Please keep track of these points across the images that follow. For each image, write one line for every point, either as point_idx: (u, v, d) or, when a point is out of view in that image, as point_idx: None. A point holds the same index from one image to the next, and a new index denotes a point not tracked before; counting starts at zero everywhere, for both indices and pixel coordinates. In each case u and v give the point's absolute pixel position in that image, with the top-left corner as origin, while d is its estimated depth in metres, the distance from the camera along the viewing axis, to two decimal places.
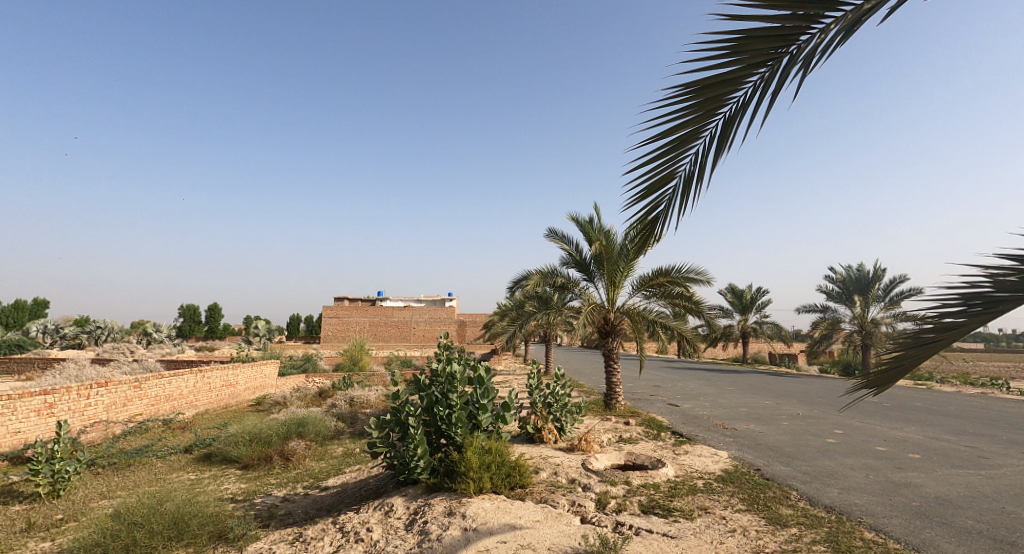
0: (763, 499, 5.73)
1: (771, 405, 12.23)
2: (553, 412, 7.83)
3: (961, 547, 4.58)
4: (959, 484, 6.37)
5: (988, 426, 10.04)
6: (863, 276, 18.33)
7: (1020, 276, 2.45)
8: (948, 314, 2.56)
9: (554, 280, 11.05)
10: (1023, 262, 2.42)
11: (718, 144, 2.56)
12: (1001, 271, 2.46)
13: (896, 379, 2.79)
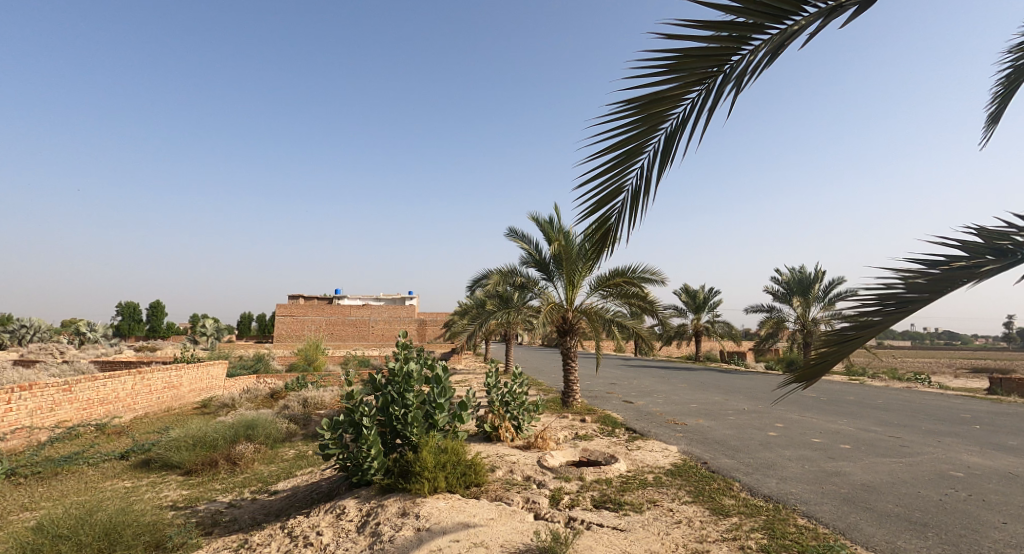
0: (708, 491, 5.99)
1: (720, 401, 12.72)
2: (511, 410, 7.87)
3: (881, 529, 4.95)
4: (884, 471, 6.84)
5: (913, 417, 10.79)
6: (806, 277, 19.35)
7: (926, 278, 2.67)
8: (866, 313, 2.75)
9: (514, 280, 11.14)
10: (928, 265, 2.64)
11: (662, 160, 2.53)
12: (910, 274, 2.67)
13: (823, 373, 2.95)
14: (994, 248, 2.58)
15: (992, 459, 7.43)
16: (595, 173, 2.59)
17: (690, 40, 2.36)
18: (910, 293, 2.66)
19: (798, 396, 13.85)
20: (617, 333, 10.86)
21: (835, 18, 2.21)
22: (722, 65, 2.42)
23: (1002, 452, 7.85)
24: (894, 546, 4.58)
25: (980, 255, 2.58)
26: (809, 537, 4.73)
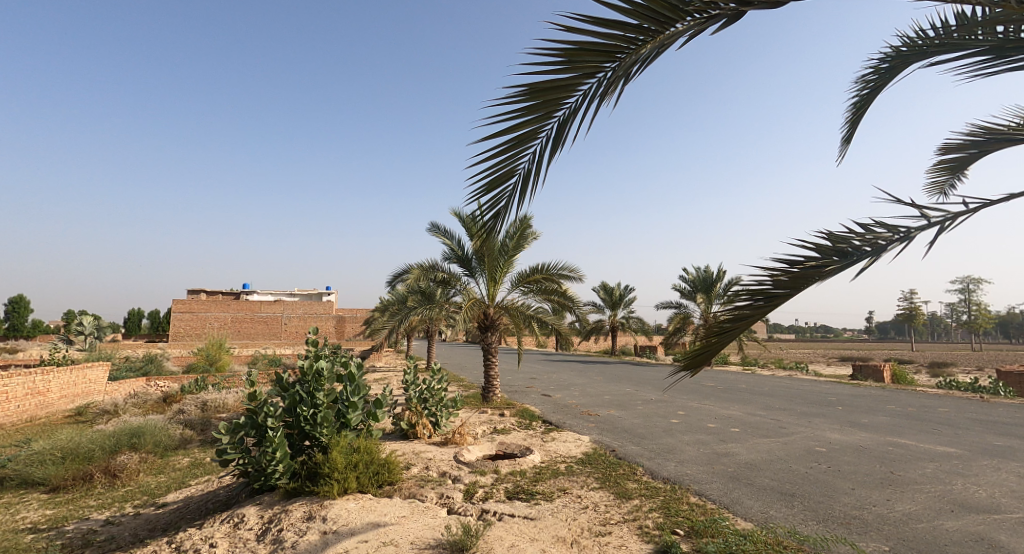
0: (615, 476, 6.30)
1: (631, 392, 13.37)
2: (429, 407, 7.74)
3: (758, 501, 5.49)
4: (767, 450, 7.56)
5: (795, 402, 11.98)
6: (709, 277, 20.81)
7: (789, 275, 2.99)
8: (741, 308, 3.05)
9: (435, 276, 10.93)
10: (791, 264, 2.96)
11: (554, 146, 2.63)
12: (777, 272, 2.97)
13: (706, 361, 3.22)
14: (840, 250, 2.96)
15: (854, 436, 8.44)
16: (490, 155, 2.62)
17: (584, 34, 2.40)
18: (774, 289, 3.00)
19: (700, 385, 14.88)
20: (538, 328, 11.04)
21: (708, 27, 2.41)
22: (614, 62, 2.48)
23: (862, 429, 8.94)
24: (769, 515, 5.10)
25: (830, 256, 2.95)
26: (699, 513, 5.14)
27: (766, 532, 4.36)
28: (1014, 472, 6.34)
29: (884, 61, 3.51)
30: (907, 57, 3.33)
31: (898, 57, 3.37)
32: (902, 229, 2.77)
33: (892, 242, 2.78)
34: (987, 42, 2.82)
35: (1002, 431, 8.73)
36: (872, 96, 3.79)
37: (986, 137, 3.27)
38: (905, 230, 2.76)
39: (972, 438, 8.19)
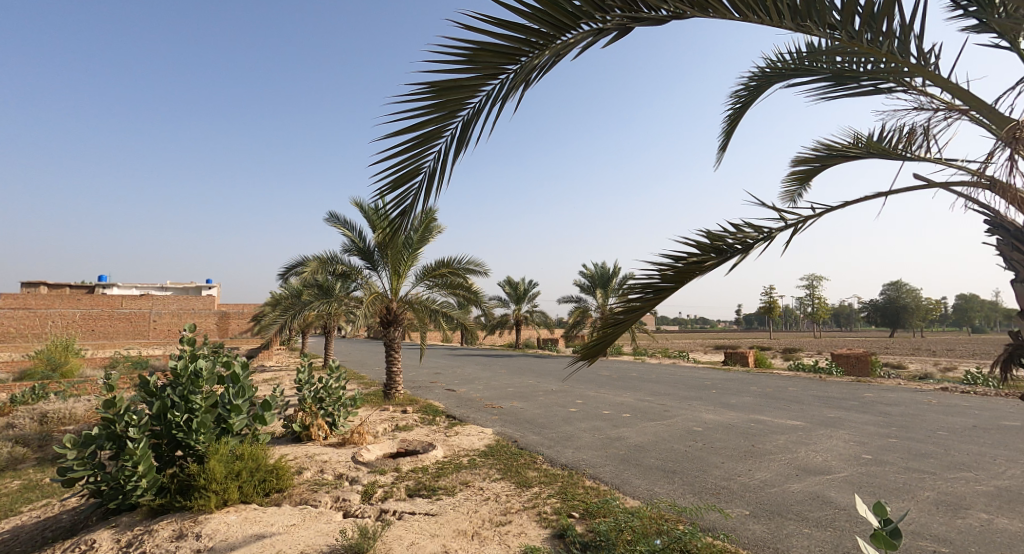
0: (516, 466, 6.45)
1: (533, 384, 13.73)
2: (326, 406, 7.34)
3: (644, 480, 5.92)
4: (653, 433, 8.16)
5: (679, 387, 13.03)
6: (606, 272, 21.91)
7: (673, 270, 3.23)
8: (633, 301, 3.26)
9: (334, 268, 10.35)
10: (675, 260, 3.20)
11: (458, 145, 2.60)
12: (663, 268, 3.21)
13: (601, 352, 3.40)
14: (717, 247, 3.23)
15: (725, 415, 9.38)
16: (392, 153, 2.54)
17: (485, 35, 2.40)
18: (661, 283, 3.25)
19: (596, 375, 15.64)
20: (443, 323, 10.94)
21: (601, 38, 2.53)
22: (516, 64, 2.50)
23: (732, 409, 9.95)
24: (654, 492, 5.51)
25: (709, 253, 3.22)
26: (592, 495, 5.42)
27: (651, 507, 4.70)
28: (846, 439, 7.43)
29: (750, 81, 3.92)
30: (768, 77, 3.74)
31: (761, 77, 3.77)
32: (765, 229, 3.12)
33: (757, 241, 3.13)
34: (832, 70, 3.25)
35: (839, 405, 10.18)
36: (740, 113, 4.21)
37: (827, 153, 3.75)
38: (768, 231, 3.10)
39: (814, 412, 9.47)
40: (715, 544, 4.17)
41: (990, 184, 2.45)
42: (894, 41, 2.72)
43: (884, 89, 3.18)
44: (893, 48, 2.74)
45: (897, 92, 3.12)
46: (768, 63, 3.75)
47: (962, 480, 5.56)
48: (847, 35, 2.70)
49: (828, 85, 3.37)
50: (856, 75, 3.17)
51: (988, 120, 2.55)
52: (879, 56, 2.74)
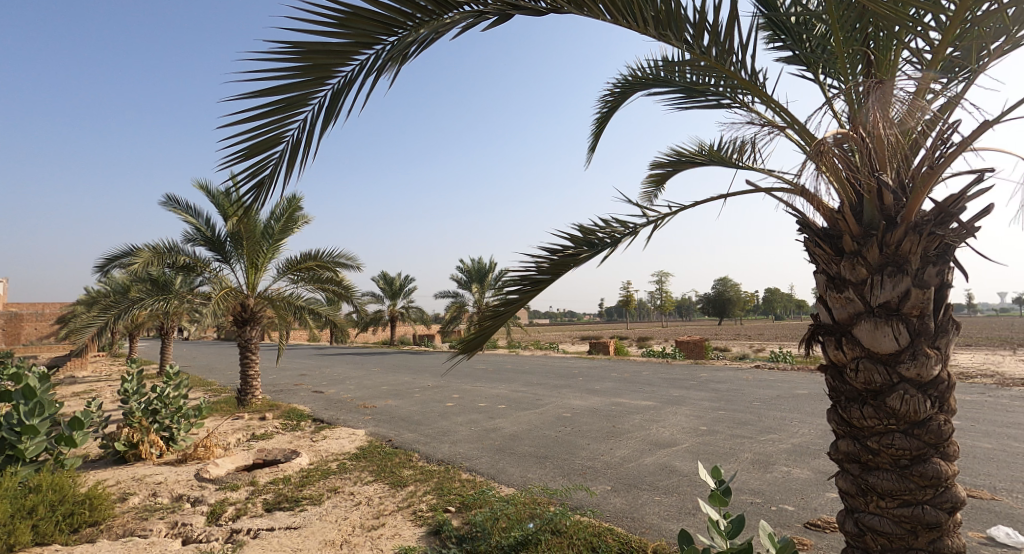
0: (390, 466, 6.18)
1: (408, 381, 13.38)
2: (160, 420, 6.40)
3: (519, 467, 6.03)
4: (526, 421, 8.38)
5: (549, 377, 13.60)
6: (482, 268, 22.13)
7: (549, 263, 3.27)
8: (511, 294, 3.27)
9: (174, 259, 9.02)
10: (551, 253, 3.24)
11: (327, 118, 2.30)
12: (540, 260, 3.23)
13: (480, 345, 3.36)
14: (589, 241, 3.33)
15: (590, 400, 9.96)
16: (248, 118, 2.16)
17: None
18: (538, 276, 3.28)
19: (472, 368, 15.72)
20: (309, 321, 10.16)
21: (480, 22, 2.42)
22: (392, 36, 2.27)
23: (596, 394, 10.61)
24: (527, 478, 5.62)
25: (581, 247, 3.31)
26: (468, 487, 5.39)
27: (524, 493, 4.78)
28: (687, 414, 8.32)
29: (613, 89, 4.11)
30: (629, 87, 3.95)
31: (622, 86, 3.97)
32: (631, 224, 3.30)
33: (624, 236, 3.30)
34: (684, 84, 3.52)
35: (684, 385, 11.37)
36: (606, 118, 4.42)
37: (677, 159, 4.07)
38: (633, 226, 3.28)
39: (663, 392, 10.48)
40: (582, 521, 4.35)
41: (801, 191, 2.75)
42: (735, 60, 3.00)
43: (725, 104, 3.51)
44: (733, 67, 3.02)
45: (736, 107, 3.46)
46: (628, 74, 3.95)
47: (774, 441, 6.51)
48: (699, 50, 2.91)
49: (680, 97, 3.63)
50: (705, 89, 3.47)
51: (801, 137, 2.91)
52: (724, 72, 3.01)
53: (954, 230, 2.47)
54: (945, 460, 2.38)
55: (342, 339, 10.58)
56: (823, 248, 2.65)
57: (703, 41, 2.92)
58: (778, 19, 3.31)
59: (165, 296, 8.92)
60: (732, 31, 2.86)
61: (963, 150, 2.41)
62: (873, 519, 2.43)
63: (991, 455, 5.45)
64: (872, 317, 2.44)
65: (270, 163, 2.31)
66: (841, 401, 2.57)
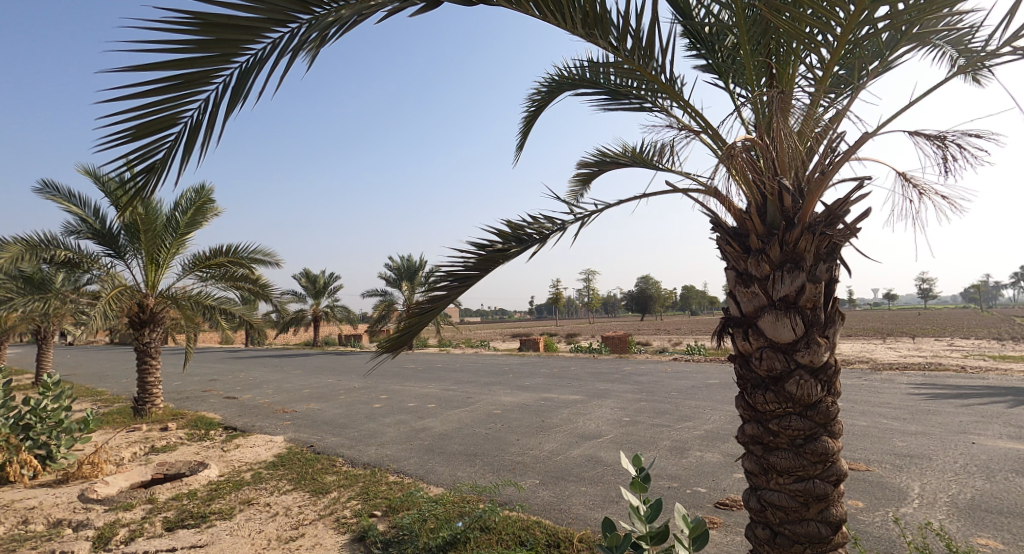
0: (311, 473, 5.84)
1: (332, 382, 12.83)
2: (37, 436, 5.66)
3: (448, 466, 5.91)
4: (456, 420, 8.27)
5: (480, 374, 13.55)
6: (412, 265, 21.65)
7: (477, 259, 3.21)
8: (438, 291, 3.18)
9: (52, 254, 8.06)
10: (479, 249, 3.17)
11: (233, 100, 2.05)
12: (468, 256, 3.16)
13: (406, 343, 3.25)
14: (518, 236, 3.29)
15: (520, 396, 10.02)
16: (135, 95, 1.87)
17: None
18: (467, 272, 3.21)
19: (401, 368, 15.35)
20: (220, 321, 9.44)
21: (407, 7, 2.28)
22: (310, 14, 2.05)
23: (526, 390, 10.69)
24: (456, 477, 5.53)
25: (510, 242, 3.26)
26: (396, 490, 5.20)
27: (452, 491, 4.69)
28: (612, 406, 8.57)
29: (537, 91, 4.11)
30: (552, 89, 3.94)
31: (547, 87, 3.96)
32: (558, 221, 3.31)
33: (552, 232, 3.30)
34: (608, 86, 3.57)
35: (609, 378, 11.72)
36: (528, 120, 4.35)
37: (602, 160, 4.14)
38: (561, 222, 3.30)
39: (590, 386, 10.74)
40: (511, 516, 4.33)
41: (715, 192, 2.86)
42: (655, 64, 3.07)
43: (646, 107, 3.58)
44: (654, 71, 3.10)
45: (656, 111, 3.55)
46: (551, 75, 3.95)
47: (690, 428, 6.84)
48: (622, 52, 2.96)
49: (605, 99, 3.68)
50: (627, 92, 3.53)
51: (715, 143, 3.04)
52: (646, 75, 3.07)
53: (843, 230, 2.64)
54: (833, 438, 2.56)
55: (259, 340, 9.95)
56: (733, 246, 2.78)
57: (625, 44, 2.97)
58: (692, 29, 3.45)
59: (43, 295, 7.95)
60: (652, 36, 2.93)
61: (852, 157, 2.59)
62: (773, 495, 2.57)
63: (871, 432, 6.04)
64: (774, 309, 2.59)
65: (165, 145, 2.05)
66: (747, 387, 2.71)
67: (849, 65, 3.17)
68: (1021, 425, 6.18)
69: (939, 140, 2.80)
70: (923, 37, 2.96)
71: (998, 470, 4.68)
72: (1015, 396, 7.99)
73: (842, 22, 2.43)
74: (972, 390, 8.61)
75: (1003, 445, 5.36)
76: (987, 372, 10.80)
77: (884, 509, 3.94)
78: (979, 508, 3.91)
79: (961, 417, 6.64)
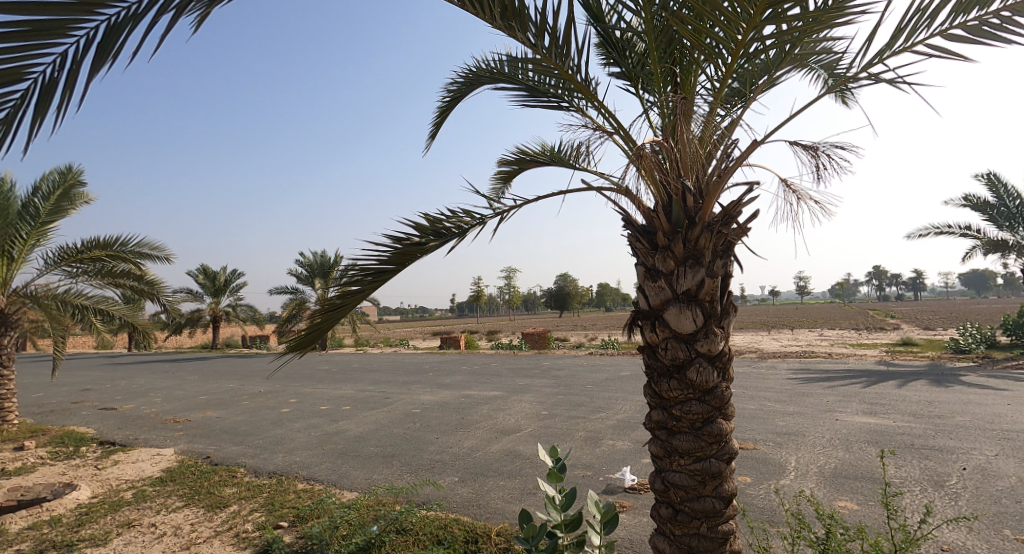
0: (207, 486, 5.27)
1: (234, 387, 11.86)
2: None
3: (364, 469, 5.62)
4: (372, 421, 7.92)
5: (398, 374, 13.15)
6: (326, 262, 20.59)
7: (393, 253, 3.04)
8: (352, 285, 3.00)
9: None
10: (395, 241, 3.01)
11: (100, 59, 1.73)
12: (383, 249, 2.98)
13: (315, 342, 3.01)
14: (437, 230, 3.14)
15: (439, 394, 9.83)
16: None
17: None
18: (382, 266, 3.02)
19: (312, 369, 14.54)
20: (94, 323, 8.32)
21: None
22: None
23: (446, 388, 10.52)
24: (372, 480, 5.27)
25: (428, 236, 3.11)
26: (305, 498, 4.84)
27: (367, 495, 4.44)
28: (531, 401, 8.64)
29: (455, 82, 3.94)
30: (470, 82, 3.80)
31: (464, 80, 3.80)
32: (478, 214, 3.24)
33: (472, 226, 3.22)
34: (527, 83, 3.52)
35: (529, 374, 11.83)
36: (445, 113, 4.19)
37: (521, 156, 4.08)
38: (481, 216, 3.23)
39: (509, 382, 10.78)
40: (429, 515, 4.18)
41: (626, 191, 2.91)
42: (571, 64, 3.06)
43: (563, 107, 3.53)
44: (570, 70, 3.09)
45: (573, 111, 3.51)
46: (468, 67, 3.79)
47: (603, 418, 7.05)
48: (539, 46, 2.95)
49: (523, 95, 3.61)
50: (545, 90, 3.49)
51: (627, 144, 3.11)
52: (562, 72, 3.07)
53: (738, 228, 2.78)
54: (727, 419, 2.69)
55: (144, 343, 8.88)
56: (642, 243, 2.83)
57: (542, 40, 2.94)
58: (602, 35, 3.44)
59: None
60: (568, 35, 2.92)
61: (743, 162, 2.73)
62: (675, 475, 2.66)
63: (757, 414, 6.56)
64: (677, 302, 2.68)
65: (7, 102, 1.70)
66: (653, 376, 2.79)
67: (742, 79, 3.33)
68: (875, 402, 7.01)
69: (812, 150, 3.04)
70: (801, 57, 3.20)
71: (855, 441, 5.25)
72: (871, 377, 9.06)
73: (738, 37, 2.52)
74: (839, 374, 9.65)
75: (860, 420, 6.04)
76: (850, 357, 12.18)
77: (766, 482, 4.26)
78: (841, 475, 4.35)
79: (829, 398, 7.40)
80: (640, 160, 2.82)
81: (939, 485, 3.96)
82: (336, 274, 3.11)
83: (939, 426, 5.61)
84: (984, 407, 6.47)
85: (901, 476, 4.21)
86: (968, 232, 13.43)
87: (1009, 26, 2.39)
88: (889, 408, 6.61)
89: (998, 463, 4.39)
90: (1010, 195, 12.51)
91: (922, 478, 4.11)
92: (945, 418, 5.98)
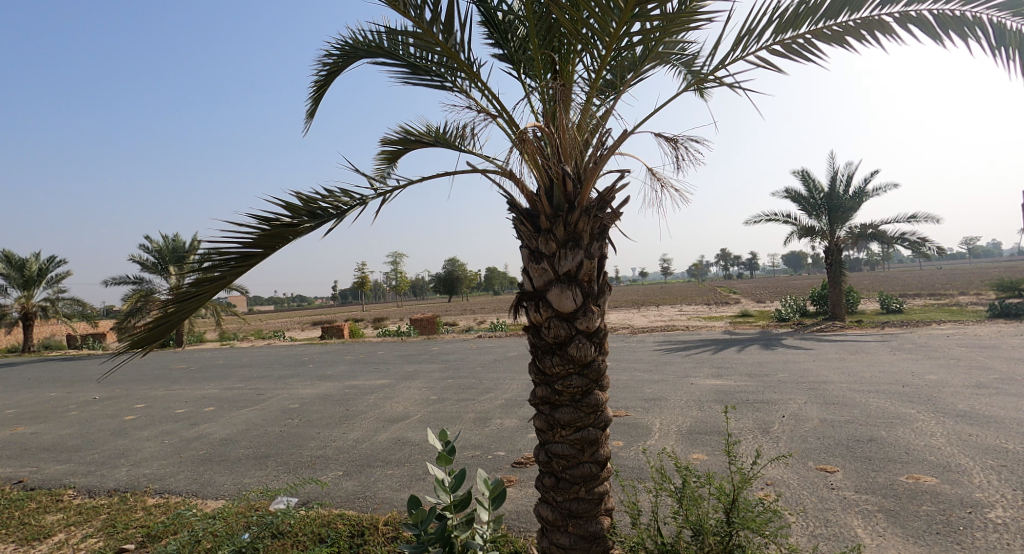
0: (18, 517, 4.36)
1: (58, 397, 10.02)
2: None
3: (230, 475, 5.08)
4: (242, 421, 7.20)
5: (269, 368, 12.14)
6: (179, 247, 18.19)
7: (261, 234, 2.70)
8: (213, 268, 2.65)
9: None
10: (262, 221, 2.69)
11: None
12: (251, 231, 2.66)
13: (164, 335, 2.59)
14: (311, 211, 2.86)
15: (322, 387, 9.26)
16: None
17: None
18: (248, 249, 2.68)
19: (164, 369, 12.84)
20: None
21: None
22: None
23: (327, 380, 9.92)
24: (241, 485, 4.79)
25: (302, 216, 2.83)
26: (158, 514, 4.24)
27: (236, 501, 4.01)
28: (420, 387, 8.48)
29: (328, 55, 3.55)
30: (347, 56, 3.50)
31: (340, 51, 3.47)
32: (356, 194, 3.02)
33: (351, 207, 3.00)
34: (408, 60, 3.32)
35: (416, 360, 11.61)
36: (321, 88, 3.83)
37: (407, 137, 3.80)
38: (361, 197, 3.02)
39: (396, 369, 10.49)
40: (310, 515, 3.89)
41: (510, 175, 2.90)
42: (455, 41, 2.97)
43: (447, 87, 3.37)
44: (453, 48, 2.98)
45: (457, 92, 3.36)
46: (344, 38, 3.46)
47: (492, 399, 7.14)
48: (424, 19, 2.82)
49: (404, 72, 3.39)
50: (426, 67, 3.31)
51: (510, 128, 3.09)
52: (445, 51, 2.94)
53: (612, 213, 2.89)
54: (603, 390, 2.81)
55: None
56: (526, 226, 2.85)
57: (427, 14, 2.80)
58: (485, 13, 3.32)
59: None
60: (450, 10, 2.82)
61: (617, 151, 2.83)
62: (557, 446, 2.74)
63: (627, 384, 7.06)
64: (559, 283, 2.73)
65: None
66: (537, 354, 2.83)
67: (614, 71, 3.43)
68: (721, 367, 7.92)
69: (672, 142, 3.23)
70: (667, 54, 3.33)
71: (706, 401, 5.90)
72: (718, 346, 10.20)
73: (611, 30, 2.57)
74: (693, 343, 10.77)
75: (709, 382, 6.81)
76: (701, 329, 13.67)
77: (635, 444, 4.62)
78: (695, 431, 4.86)
79: (685, 365, 8.23)
80: (523, 144, 2.83)
81: (765, 432, 4.59)
82: (192, 259, 2.72)
83: (768, 383, 6.50)
84: (800, 365, 7.62)
85: (739, 426, 4.81)
86: (789, 219, 15.69)
87: (811, 47, 2.71)
88: (731, 371, 7.53)
89: (808, 408, 5.20)
90: (817, 189, 14.74)
91: (753, 427, 4.73)
92: (771, 375, 6.97)
